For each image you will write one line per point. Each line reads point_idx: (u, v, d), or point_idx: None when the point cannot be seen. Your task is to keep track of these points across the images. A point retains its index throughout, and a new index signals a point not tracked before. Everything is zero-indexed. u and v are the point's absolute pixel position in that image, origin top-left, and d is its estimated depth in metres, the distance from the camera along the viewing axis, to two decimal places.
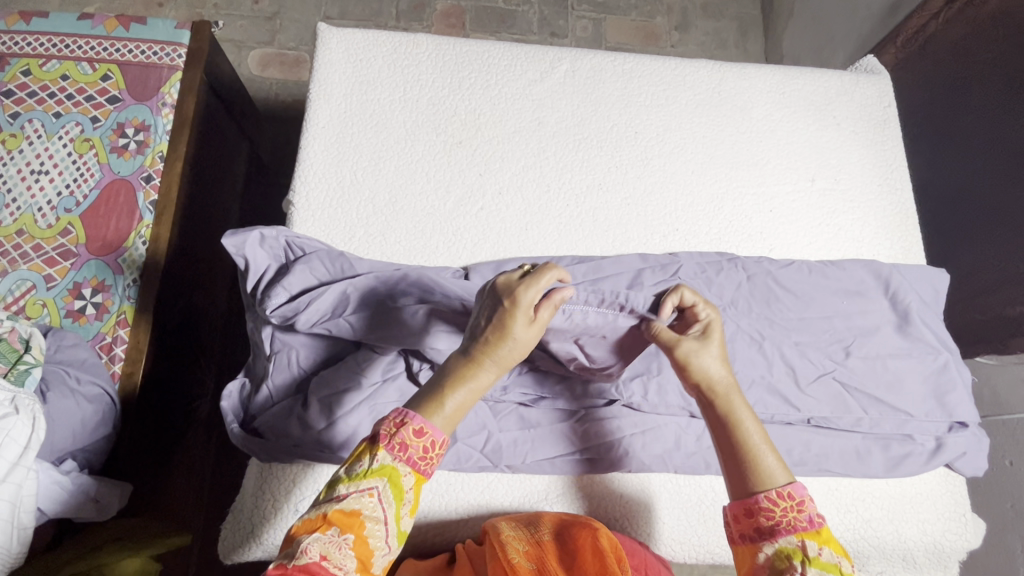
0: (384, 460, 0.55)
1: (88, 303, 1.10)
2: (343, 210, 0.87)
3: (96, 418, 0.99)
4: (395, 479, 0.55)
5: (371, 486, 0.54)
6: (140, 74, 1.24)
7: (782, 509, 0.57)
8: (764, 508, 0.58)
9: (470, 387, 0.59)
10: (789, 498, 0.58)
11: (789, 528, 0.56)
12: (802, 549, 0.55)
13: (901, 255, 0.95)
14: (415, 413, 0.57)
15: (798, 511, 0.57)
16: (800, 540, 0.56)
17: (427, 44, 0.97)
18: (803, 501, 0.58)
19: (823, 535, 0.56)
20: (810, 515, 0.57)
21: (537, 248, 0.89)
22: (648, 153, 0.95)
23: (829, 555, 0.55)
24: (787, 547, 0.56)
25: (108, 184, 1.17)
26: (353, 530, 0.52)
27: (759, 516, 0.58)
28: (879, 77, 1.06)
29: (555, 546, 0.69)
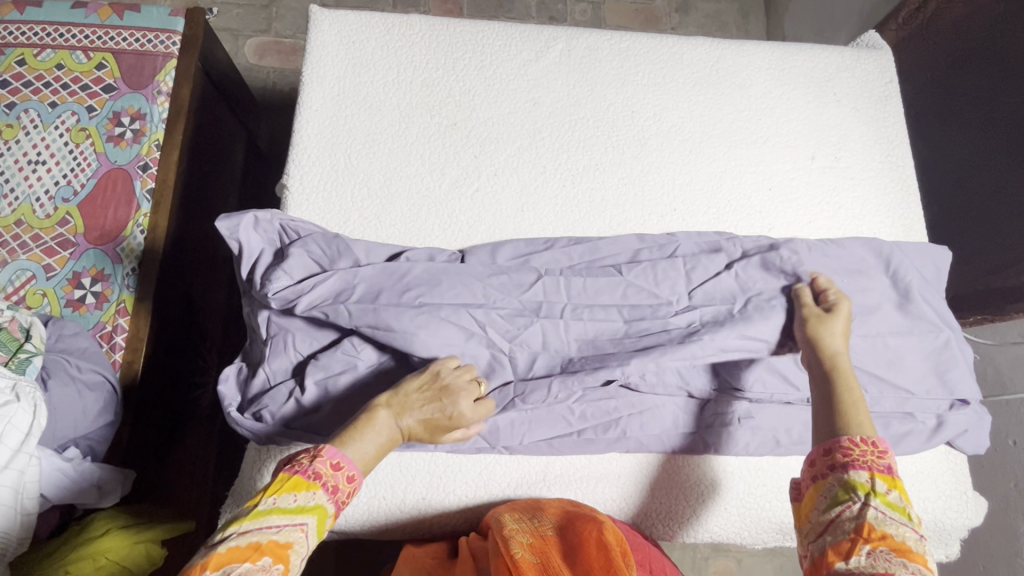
0: (320, 499, 0.60)
1: (88, 292, 1.10)
2: (337, 193, 0.87)
3: (98, 406, 1.00)
4: (322, 519, 0.60)
5: (304, 521, 0.59)
6: (135, 63, 1.23)
7: (861, 450, 0.63)
8: (844, 446, 0.64)
9: (380, 441, 0.67)
10: (869, 443, 0.64)
11: (863, 465, 0.62)
12: (872, 485, 0.61)
13: (903, 233, 0.94)
14: (336, 450, 0.63)
15: (877, 456, 0.63)
16: (871, 477, 0.61)
17: (420, 25, 0.96)
18: (884, 450, 0.63)
19: (894, 482, 0.61)
20: (888, 463, 0.63)
21: (533, 229, 0.88)
22: (645, 132, 0.94)
23: (895, 497, 0.60)
24: (856, 480, 0.61)
25: (105, 174, 1.17)
26: (281, 561, 0.56)
27: (837, 453, 0.64)
28: (880, 53, 1.04)
29: (558, 540, 0.70)
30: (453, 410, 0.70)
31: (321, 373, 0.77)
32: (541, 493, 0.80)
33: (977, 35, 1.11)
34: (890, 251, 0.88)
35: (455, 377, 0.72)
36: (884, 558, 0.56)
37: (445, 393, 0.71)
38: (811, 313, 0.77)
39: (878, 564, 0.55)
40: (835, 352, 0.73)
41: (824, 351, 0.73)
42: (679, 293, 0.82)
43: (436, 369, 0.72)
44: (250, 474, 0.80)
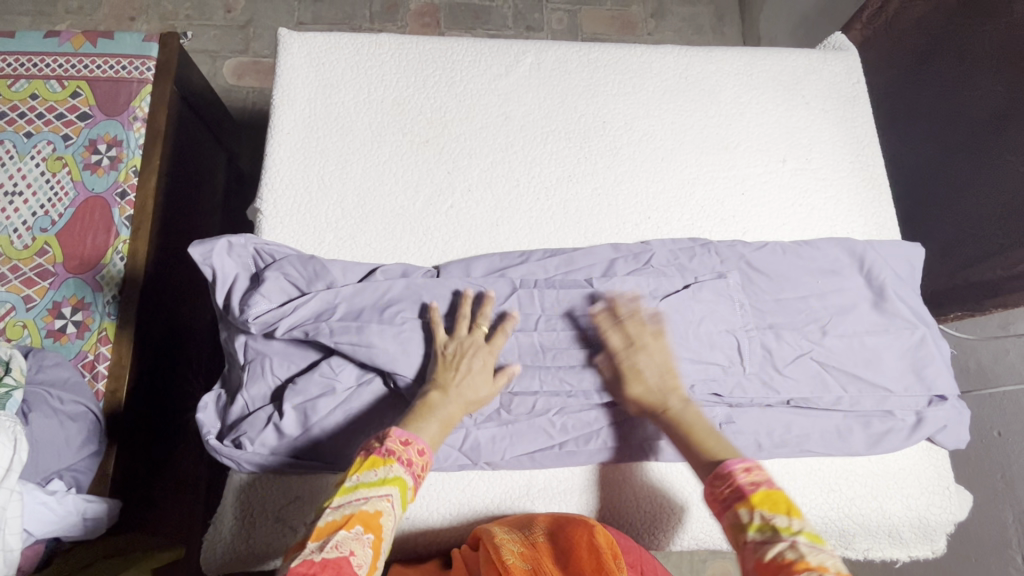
0: (397, 471, 0.63)
1: (68, 322, 1.10)
2: (311, 215, 0.87)
3: (81, 436, 0.99)
4: (403, 490, 0.63)
5: (388, 492, 0.62)
6: (110, 90, 1.23)
7: (721, 487, 0.65)
8: (710, 495, 0.65)
9: (439, 416, 0.70)
10: (721, 476, 0.65)
11: (726, 504, 0.63)
12: (741, 518, 0.61)
13: (876, 231, 0.95)
14: (403, 430, 0.66)
15: (728, 484, 0.64)
16: (734, 511, 0.62)
17: (389, 44, 0.96)
18: (729, 473, 0.65)
19: (757, 498, 0.61)
20: (740, 482, 0.63)
21: (509, 243, 0.88)
22: (616, 142, 0.94)
23: (764, 515, 0.60)
24: (730, 520, 0.62)
25: (83, 202, 1.17)
26: (373, 529, 0.58)
27: (712, 501, 0.65)
28: (847, 54, 1.05)
29: (549, 546, 0.69)
30: (474, 367, 0.73)
31: (299, 397, 0.76)
32: (526, 508, 0.80)
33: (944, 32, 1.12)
34: (863, 250, 0.89)
35: (465, 340, 0.75)
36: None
37: (463, 357, 0.73)
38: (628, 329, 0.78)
39: None
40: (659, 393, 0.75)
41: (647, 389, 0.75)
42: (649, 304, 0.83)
43: (447, 345, 0.75)
44: (232, 501, 0.78)
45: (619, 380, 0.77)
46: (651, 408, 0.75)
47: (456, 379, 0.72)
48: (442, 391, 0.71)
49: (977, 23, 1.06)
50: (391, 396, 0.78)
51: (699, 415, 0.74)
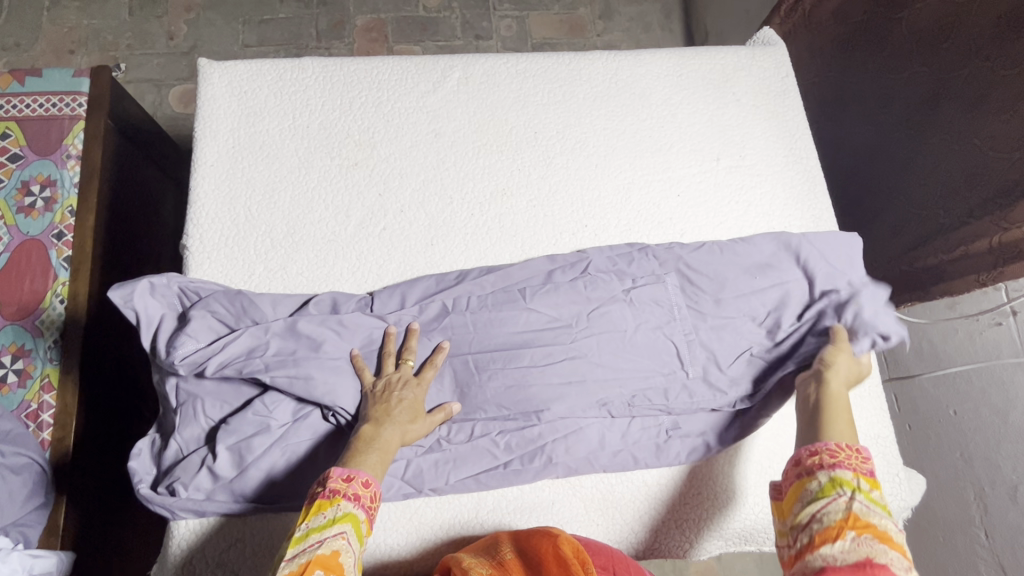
0: (346, 508, 0.61)
1: (9, 371, 1.07)
2: (239, 248, 0.85)
3: (26, 489, 0.97)
4: (357, 525, 0.61)
5: (342, 529, 0.60)
6: (40, 129, 1.20)
7: (845, 454, 0.62)
8: (832, 449, 0.62)
9: (380, 446, 0.67)
10: (856, 450, 0.62)
11: (849, 466, 0.61)
12: (855, 483, 0.59)
13: (814, 223, 0.95)
14: (339, 467, 0.64)
15: (861, 461, 0.61)
16: (855, 476, 0.60)
17: (313, 67, 0.95)
18: (868, 457, 0.62)
19: (875, 483, 0.60)
20: (871, 467, 0.61)
21: (444, 262, 0.87)
22: (550, 152, 0.94)
23: (877, 498, 0.58)
24: (841, 477, 0.60)
25: (18, 246, 1.13)
26: (333, 572, 0.56)
27: (826, 452, 0.62)
28: (776, 47, 1.06)
29: (519, 563, 0.66)
30: (406, 399, 0.73)
31: (233, 437, 0.74)
32: (475, 531, 0.78)
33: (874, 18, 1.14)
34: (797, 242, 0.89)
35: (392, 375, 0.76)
36: (868, 542, 0.54)
37: (392, 391, 0.74)
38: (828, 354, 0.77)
39: (861, 550, 0.53)
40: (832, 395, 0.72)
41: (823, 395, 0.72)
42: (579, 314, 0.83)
43: (375, 385, 0.75)
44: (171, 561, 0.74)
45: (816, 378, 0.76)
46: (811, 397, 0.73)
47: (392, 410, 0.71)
48: (379, 423, 0.70)
49: (899, 9, 1.08)
50: (330, 429, 0.77)
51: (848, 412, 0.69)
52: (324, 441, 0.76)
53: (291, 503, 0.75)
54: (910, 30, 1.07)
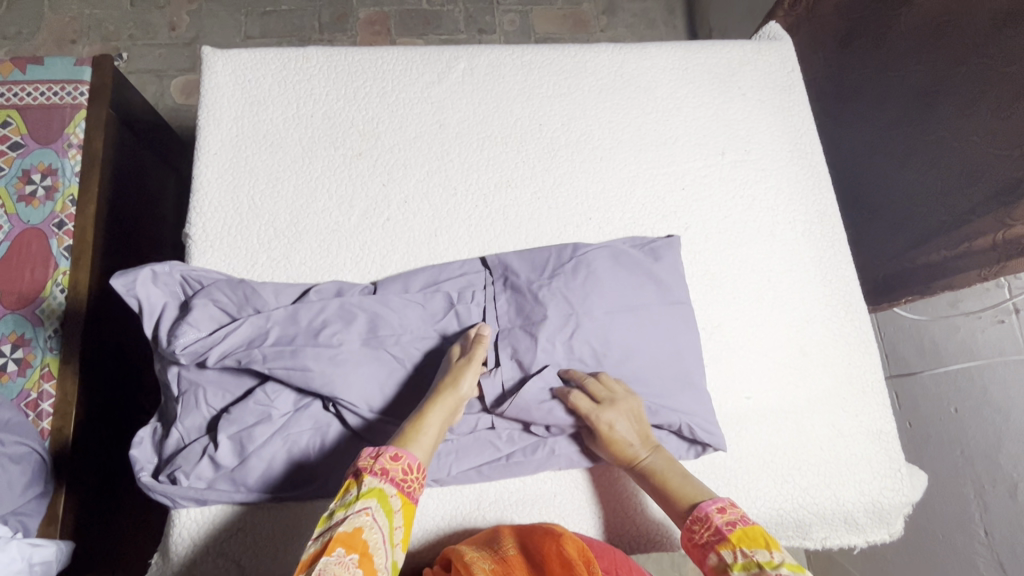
0: (372, 483, 0.61)
1: (8, 360, 1.06)
2: (242, 236, 0.84)
3: (25, 478, 0.96)
4: (384, 500, 0.60)
5: (367, 506, 0.59)
6: (42, 117, 1.20)
7: (700, 533, 0.66)
8: (691, 540, 0.67)
9: (426, 429, 0.69)
10: (699, 521, 0.67)
11: (710, 546, 0.65)
12: (724, 561, 0.63)
13: (818, 219, 0.95)
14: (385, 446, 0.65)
15: (709, 527, 0.66)
16: (720, 555, 0.63)
17: (317, 57, 0.94)
18: (708, 515, 0.67)
19: (735, 537, 0.63)
20: (718, 525, 0.65)
21: (448, 253, 0.87)
22: (554, 144, 0.93)
23: (745, 553, 0.62)
24: (717, 563, 0.63)
25: (18, 235, 1.13)
26: (356, 547, 0.55)
27: (695, 545, 0.67)
28: (782, 42, 1.05)
29: (521, 560, 0.67)
30: (464, 389, 0.73)
31: (235, 426, 0.73)
32: (476, 523, 0.77)
33: (873, 15, 1.13)
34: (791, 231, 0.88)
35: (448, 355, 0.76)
36: None
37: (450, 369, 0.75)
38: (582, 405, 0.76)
39: None
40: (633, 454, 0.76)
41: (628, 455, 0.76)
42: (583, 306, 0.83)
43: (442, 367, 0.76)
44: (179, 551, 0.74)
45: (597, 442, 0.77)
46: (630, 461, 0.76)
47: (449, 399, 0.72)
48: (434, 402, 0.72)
49: (900, 5, 1.07)
50: (332, 419, 0.76)
51: (670, 459, 0.75)
52: (326, 430, 0.76)
53: (292, 493, 0.75)
54: (910, 27, 1.07)
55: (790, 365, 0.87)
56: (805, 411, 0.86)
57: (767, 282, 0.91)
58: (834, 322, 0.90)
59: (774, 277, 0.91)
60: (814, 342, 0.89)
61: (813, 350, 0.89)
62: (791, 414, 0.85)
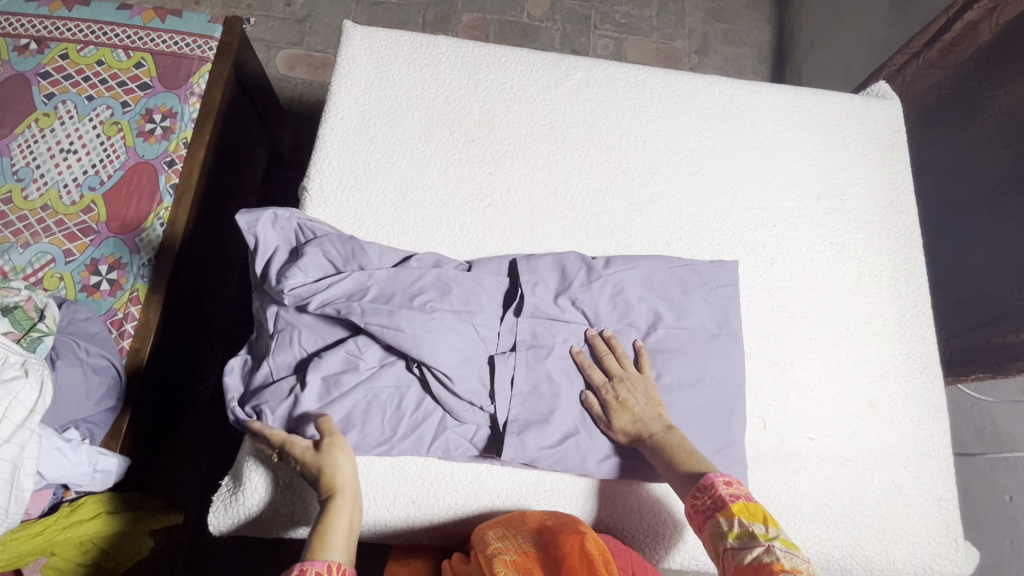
0: None
1: (103, 279, 1.13)
2: (354, 198, 0.90)
3: (101, 390, 1.02)
4: None
5: None
6: (172, 64, 1.28)
7: (701, 499, 0.68)
8: (692, 502, 0.69)
9: (336, 524, 0.65)
10: (703, 490, 0.68)
11: (710, 512, 0.66)
12: (720, 528, 0.64)
13: (904, 277, 0.96)
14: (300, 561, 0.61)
15: (709, 497, 0.67)
16: (719, 521, 0.64)
17: (447, 46, 1.00)
18: (710, 485, 0.67)
19: (735, 508, 0.64)
20: (719, 494, 0.66)
21: (541, 247, 0.91)
22: (655, 162, 0.97)
23: (742, 523, 0.63)
24: (716, 528, 0.64)
25: (132, 167, 1.21)
26: None
27: (698, 508, 0.68)
28: (889, 102, 1.07)
29: (541, 556, 0.67)
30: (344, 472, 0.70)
31: (323, 371, 0.78)
32: (530, 506, 0.80)
33: (964, 92, 1.14)
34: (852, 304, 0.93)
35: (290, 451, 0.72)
36: None
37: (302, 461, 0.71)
38: (595, 373, 0.81)
39: None
40: (650, 430, 0.77)
41: (643, 432, 0.77)
42: (663, 319, 0.86)
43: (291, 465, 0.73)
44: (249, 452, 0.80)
45: (607, 415, 0.79)
46: (638, 435, 0.77)
47: (343, 483, 0.69)
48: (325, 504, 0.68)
49: (997, 86, 1.07)
50: (412, 382, 0.80)
51: (677, 434, 0.76)
52: (405, 389, 0.79)
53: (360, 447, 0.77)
54: (1004, 108, 1.07)
55: (857, 416, 0.87)
56: (866, 462, 0.86)
57: (845, 329, 0.92)
58: (907, 381, 0.90)
59: (853, 325, 0.92)
60: (884, 396, 0.89)
61: (882, 404, 0.89)
62: (851, 463, 0.85)
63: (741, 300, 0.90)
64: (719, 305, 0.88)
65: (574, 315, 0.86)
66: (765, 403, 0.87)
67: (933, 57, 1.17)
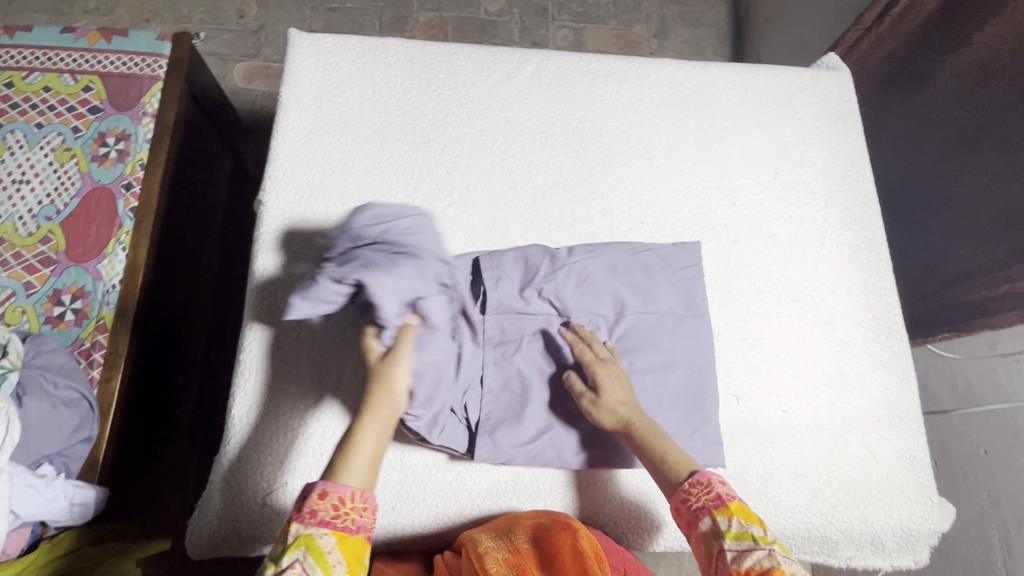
0: (299, 532, 0.58)
1: (67, 309, 1.10)
2: (311, 208, 0.89)
3: (74, 422, 0.99)
4: (312, 546, 0.57)
5: (292, 558, 0.56)
6: (121, 85, 1.25)
7: (695, 494, 0.68)
8: (684, 496, 0.68)
9: (363, 453, 0.66)
10: (698, 485, 0.69)
11: (705, 509, 0.67)
12: (717, 526, 0.65)
13: (865, 245, 0.97)
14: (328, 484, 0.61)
15: (707, 493, 0.68)
16: (715, 519, 0.65)
17: (395, 48, 0.99)
18: (709, 483, 0.68)
19: (734, 508, 0.66)
20: (718, 493, 0.67)
21: (504, 242, 0.90)
22: (613, 149, 0.97)
23: (741, 524, 0.64)
24: (711, 528, 0.65)
25: (88, 192, 1.18)
26: None
27: (690, 504, 0.68)
28: (840, 73, 1.08)
29: (534, 553, 0.69)
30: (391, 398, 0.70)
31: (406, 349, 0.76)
32: (510, 502, 0.80)
33: (914, 58, 1.16)
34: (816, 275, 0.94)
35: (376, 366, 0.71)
36: None
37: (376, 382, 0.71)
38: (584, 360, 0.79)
39: None
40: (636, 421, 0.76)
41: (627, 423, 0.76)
42: (629, 304, 0.87)
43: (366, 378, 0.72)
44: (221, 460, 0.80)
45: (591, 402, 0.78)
46: (621, 426, 0.76)
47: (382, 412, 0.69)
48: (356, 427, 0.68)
49: (944, 50, 1.09)
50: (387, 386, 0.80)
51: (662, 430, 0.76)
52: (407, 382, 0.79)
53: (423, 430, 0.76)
54: (953, 72, 1.08)
55: (828, 384, 0.89)
56: (839, 429, 0.87)
57: (810, 301, 0.93)
58: (874, 347, 0.92)
59: (818, 296, 0.93)
60: (852, 363, 0.90)
61: (851, 371, 0.90)
62: (825, 432, 0.86)
63: (706, 280, 0.91)
64: (684, 286, 0.88)
65: (540, 307, 0.86)
66: (736, 380, 0.87)
67: (883, 30, 1.17)
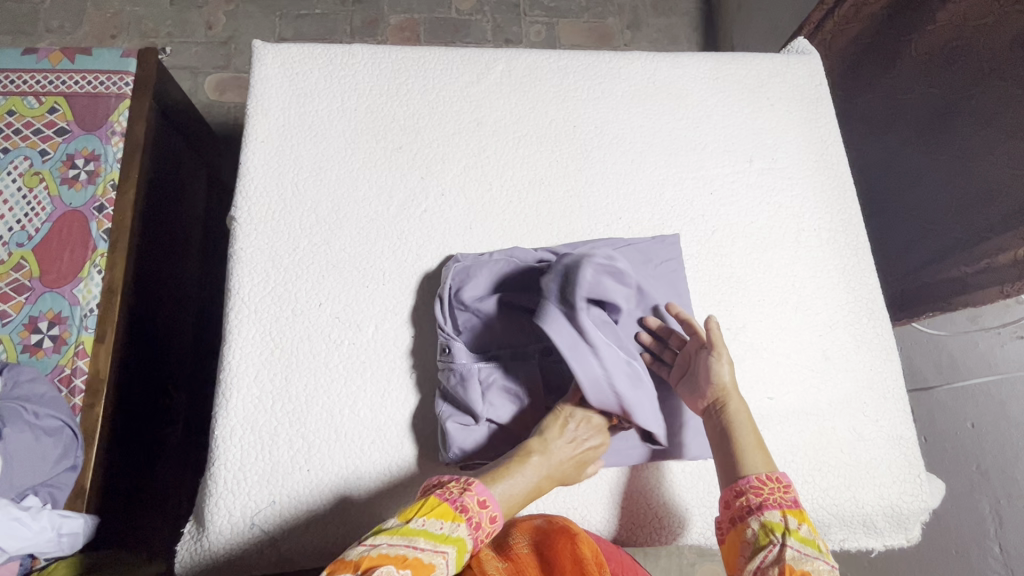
0: (461, 532, 0.64)
1: (45, 337, 1.07)
2: (286, 221, 0.88)
3: (57, 449, 0.96)
4: (461, 551, 0.64)
5: (444, 549, 0.62)
6: (88, 104, 1.22)
7: (768, 488, 0.70)
8: (754, 486, 0.70)
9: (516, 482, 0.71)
10: (775, 481, 0.71)
11: (775, 504, 0.68)
12: (784, 521, 0.66)
13: (842, 228, 0.97)
14: (478, 488, 0.67)
15: (784, 492, 0.69)
16: (783, 515, 0.67)
17: (362, 54, 0.98)
18: (787, 485, 0.70)
19: (801, 515, 0.67)
20: (793, 497, 0.69)
21: (483, 246, 0.90)
22: (587, 145, 0.96)
23: (806, 531, 0.66)
24: (773, 521, 0.66)
25: (60, 216, 1.15)
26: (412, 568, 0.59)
27: (757, 492, 0.69)
28: (810, 57, 1.08)
29: (533, 560, 0.68)
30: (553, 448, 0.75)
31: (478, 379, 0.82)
32: None
33: (882, 37, 1.16)
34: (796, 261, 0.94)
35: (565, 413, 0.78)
36: None
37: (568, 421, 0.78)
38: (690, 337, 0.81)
39: None
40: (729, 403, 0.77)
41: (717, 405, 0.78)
42: None
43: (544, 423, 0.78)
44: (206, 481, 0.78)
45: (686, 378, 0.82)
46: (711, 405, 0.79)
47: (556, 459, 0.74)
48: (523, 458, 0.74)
49: (910, 29, 1.09)
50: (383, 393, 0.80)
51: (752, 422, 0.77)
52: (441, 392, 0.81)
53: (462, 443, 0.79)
54: (920, 51, 1.09)
55: (812, 369, 0.89)
56: (826, 413, 0.87)
57: (792, 287, 0.93)
58: (855, 328, 0.92)
59: (798, 282, 0.93)
60: (836, 346, 0.91)
61: (835, 354, 0.90)
62: (813, 416, 0.87)
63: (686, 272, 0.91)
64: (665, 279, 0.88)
65: None
66: None
67: (848, 13, 1.18)
